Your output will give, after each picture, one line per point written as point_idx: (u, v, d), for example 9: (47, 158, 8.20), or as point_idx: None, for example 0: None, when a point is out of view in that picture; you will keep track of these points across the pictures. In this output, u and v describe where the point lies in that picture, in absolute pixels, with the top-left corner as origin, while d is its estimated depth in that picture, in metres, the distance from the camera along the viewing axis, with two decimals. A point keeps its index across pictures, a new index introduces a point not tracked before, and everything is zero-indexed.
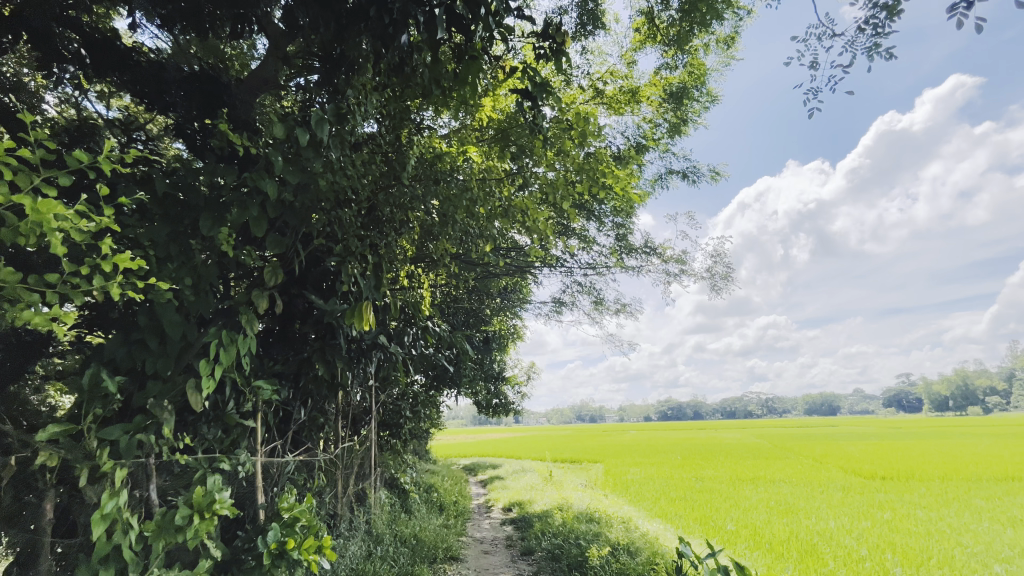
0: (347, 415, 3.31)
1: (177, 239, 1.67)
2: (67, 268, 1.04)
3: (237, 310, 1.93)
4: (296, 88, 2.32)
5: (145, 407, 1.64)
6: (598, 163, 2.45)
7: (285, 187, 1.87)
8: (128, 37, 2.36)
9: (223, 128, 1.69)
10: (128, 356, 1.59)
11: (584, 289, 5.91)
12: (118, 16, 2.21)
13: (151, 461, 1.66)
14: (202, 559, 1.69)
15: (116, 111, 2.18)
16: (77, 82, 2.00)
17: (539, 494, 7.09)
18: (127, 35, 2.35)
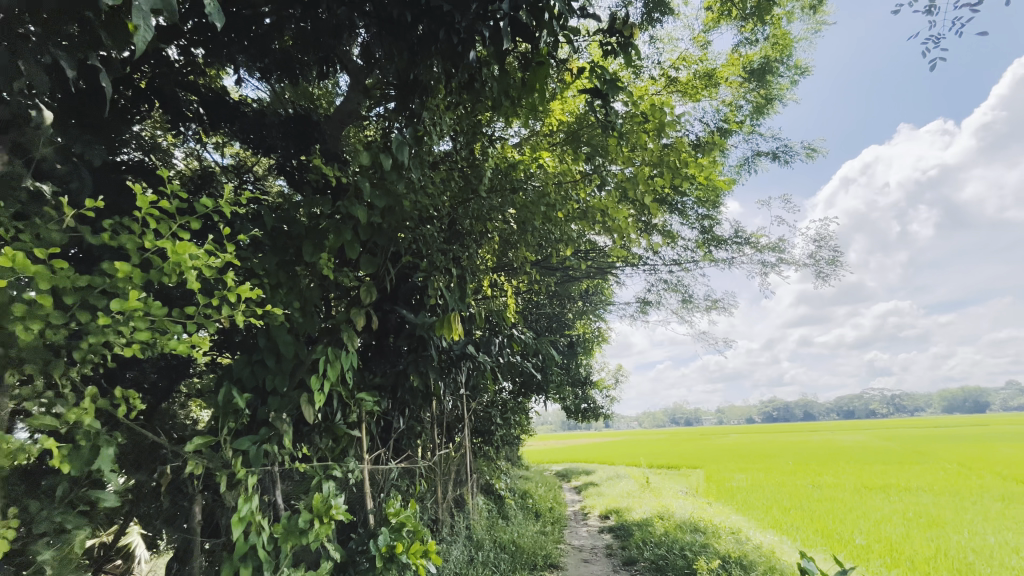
0: (442, 423, 3.44)
1: (285, 267, 1.84)
2: (201, 300, 1.18)
3: (339, 328, 2.08)
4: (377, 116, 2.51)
5: (268, 420, 1.83)
6: (678, 154, 2.34)
7: (373, 210, 2.00)
8: (235, 91, 2.67)
9: (317, 162, 1.84)
10: (252, 374, 1.77)
11: (670, 286, 5.65)
12: (226, 74, 2.50)
13: (276, 468, 1.83)
14: (324, 560, 1.83)
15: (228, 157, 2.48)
16: (198, 136, 2.31)
17: (637, 501, 6.84)
18: (234, 89, 2.67)
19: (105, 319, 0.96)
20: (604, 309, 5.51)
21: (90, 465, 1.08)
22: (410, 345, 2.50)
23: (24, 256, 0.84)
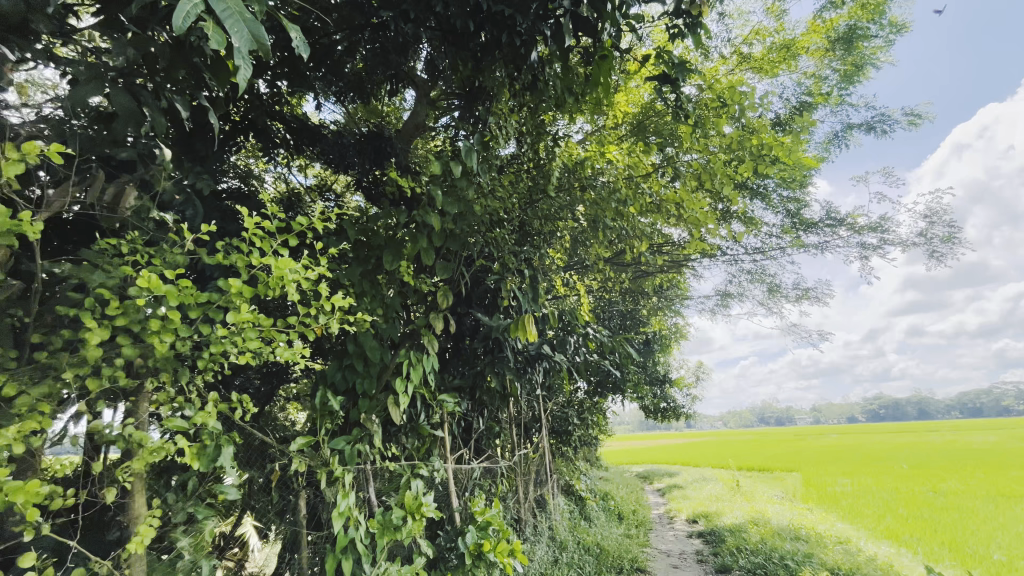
0: (520, 424, 3.46)
1: (368, 276, 1.95)
2: (299, 311, 1.28)
3: (419, 333, 2.17)
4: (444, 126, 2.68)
5: (360, 421, 1.94)
6: (758, 135, 2.19)
7: (446, 217, 2.06)
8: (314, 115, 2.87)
9: (392, 175, 1.93)
10: (343, 378, 1.89)
11: (754, 276, 5.29)
12: (306, 101, 2.70)
13: (368, 467, 1.94)
14: (416, 555, 1.91)
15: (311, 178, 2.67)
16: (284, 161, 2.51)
17: (727, 505, 6.47)
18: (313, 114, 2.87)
19: (221, 330, 1.07)
20: (681, 304, 5.28)
21: (214, 462, 1.20)
22: (486, 347, 2.55)
23: (154, 277, 0.95)
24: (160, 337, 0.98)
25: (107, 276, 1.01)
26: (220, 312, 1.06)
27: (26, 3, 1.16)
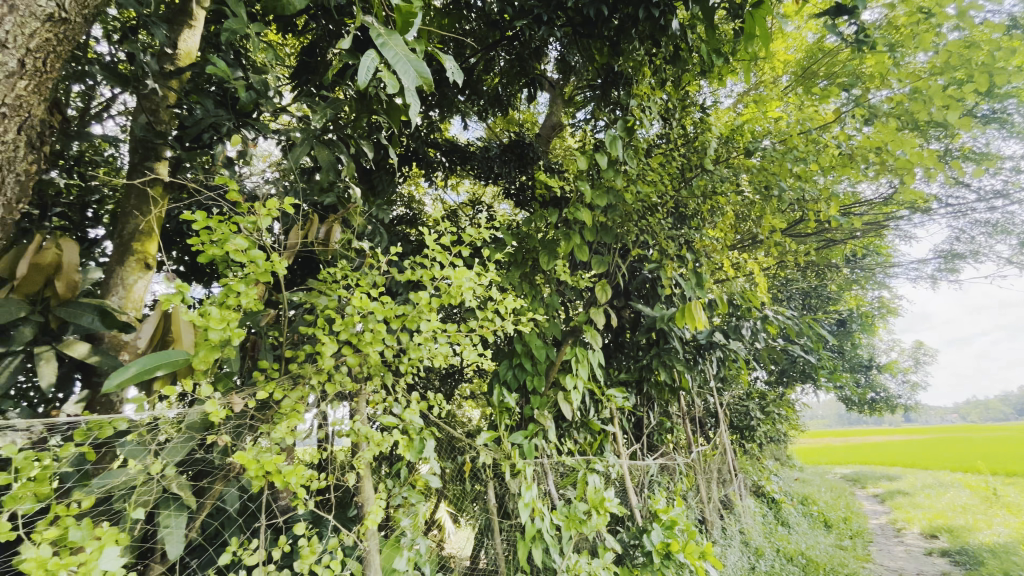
0: (694, 419, 3.25)
1: (527, 278, 2.03)
2: (479, 316, 1.38)
3: (581, 329, 2.18)
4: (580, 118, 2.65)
5: (534, 417, 2.03)
6: (989, 45, 1.70)
7: (596, 210, 2.04)
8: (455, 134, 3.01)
9: (541, 177, 1.99)
10: (515, 376, 2.00)
11: (993, 228, 4.13)
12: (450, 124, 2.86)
13: (547, 461, 2.01)
14: (602, 550, 1.91)
15: (463, 194, 2.89)
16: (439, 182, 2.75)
17: (981, 520, 5.14)
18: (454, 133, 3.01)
19: (417, 338, 1.21)
20: (885, 273, 4.38)
21: (421, 453, 1.36)
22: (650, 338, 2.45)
23: (362, 297, 1.12)
24: (372, 347, 1.16)
25: (329, 299, 1.23)
26: (414, 322, 1.20)
27: (256, 93, 1.53)
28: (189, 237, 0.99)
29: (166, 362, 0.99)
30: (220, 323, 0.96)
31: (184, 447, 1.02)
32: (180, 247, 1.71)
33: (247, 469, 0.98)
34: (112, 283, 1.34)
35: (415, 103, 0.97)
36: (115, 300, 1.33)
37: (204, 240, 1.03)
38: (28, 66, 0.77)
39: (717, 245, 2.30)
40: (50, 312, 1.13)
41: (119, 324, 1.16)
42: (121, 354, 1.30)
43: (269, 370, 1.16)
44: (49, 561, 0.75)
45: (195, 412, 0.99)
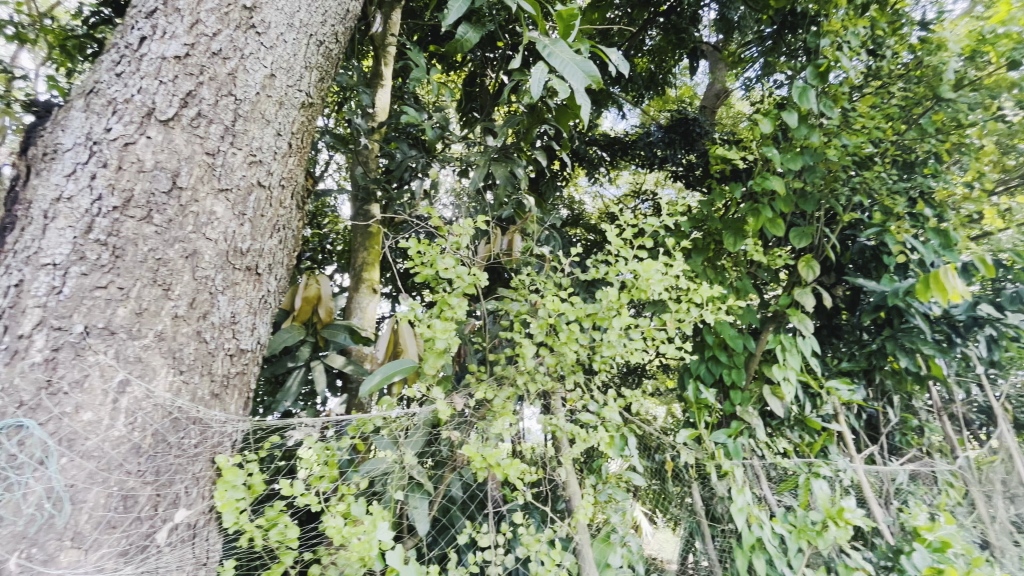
0: (957, 416, 2.56)
1: (711, 263, 1.88)
2: (671, 308, 1.32)
3: (784, 314, 1.92)
4: (745, 88, 2.36)
5: (738, 413, 1.85)
6: None
7: (789, 177, 1.79)
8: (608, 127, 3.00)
9: (717, 152, 1.82)
10: (709, 370, 1.86)
11: None
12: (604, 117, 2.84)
13: (760, 463, 1.80)
14: (843, 570, 1.62)
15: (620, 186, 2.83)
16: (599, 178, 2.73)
17: None
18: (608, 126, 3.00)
19: (609, 335, 1.21)
20: None
21: (622, 451, 1.34)
22: (879, 318, 2.03)
23: (554, 300, 1.18)
24: (568, 346, 1.20)
25: (521, 304, 1.32)
26: (605, 319, 1.21)
27: (439, 129, 1.73)
28: (409, 260, 1.18)
29: (400, 368, 1.19)
30: (442, 332, 1.10)
31: (422, 441, 1.19)
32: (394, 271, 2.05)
33: (473, 461, 1.11)
34: (353, 308, 1.66)
35: (586, 103, 0.99)
36: (356, 320, 1.64)
37: (418, 262, 1.21)
38: (294, 144, 1.00)
39: (970, 191, 1.79)
40: (318, 332, 1.45)
41: (362, 339, 1.43)
42: (365, 364, 1.59)
43: (479, 374, 1.30)
44: (343, 530, 0.97)
45: (427, 411, 1.15)
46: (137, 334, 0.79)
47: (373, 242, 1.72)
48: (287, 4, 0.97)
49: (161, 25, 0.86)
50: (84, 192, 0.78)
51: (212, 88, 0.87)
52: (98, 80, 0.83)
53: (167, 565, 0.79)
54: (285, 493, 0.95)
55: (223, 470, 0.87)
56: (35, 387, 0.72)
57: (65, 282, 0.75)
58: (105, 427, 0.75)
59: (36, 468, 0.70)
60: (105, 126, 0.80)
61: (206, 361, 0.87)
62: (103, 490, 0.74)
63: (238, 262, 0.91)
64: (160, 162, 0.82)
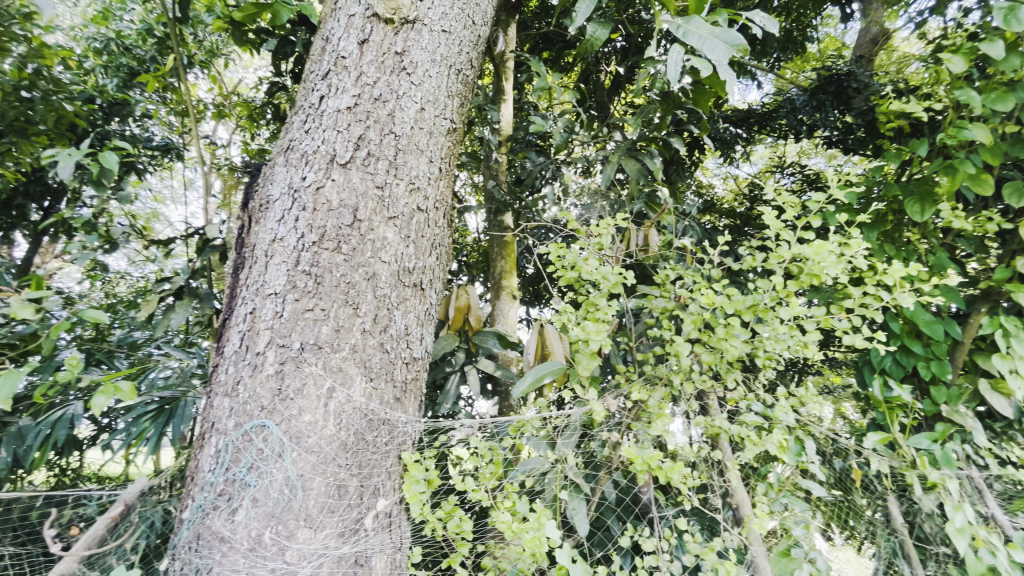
0: None
1: (891, 238, 1.60)
2: (848, 294, 1.15)
3: (1001, 289, 1.55)
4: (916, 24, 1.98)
5: (945, 414, 1.53)
6: None
7: (996, 121, 1.45)
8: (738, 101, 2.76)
9: (888, 106, 1.55)
10: (898, 362, 1.58)
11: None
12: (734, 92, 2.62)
13: (984, 475, 1.46)
14: None
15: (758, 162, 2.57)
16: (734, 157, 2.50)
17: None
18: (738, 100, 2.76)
19: (775, 328, 1.10)
20: None
21: (798, 457, 1.20)
22: None
23: (708, 294, 1.11)
24: (729, 341, 1.11)
25: (667, 300, 1.26)
26: (768, 311, 1.10)
27: (563, 133, 1.75)
28: (551, 266, 1.21)
29: (549, 370, 1.23)
30: (596, 334, 1.11)
31: (576, 441, 1.20)
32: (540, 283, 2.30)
33: (634, 464, 1.08)
34: (496, 314, 1.76)
35: (732, 76, 0.93)
36: (500, 326, 1.72)
37: (561, 266, 1.23)
38: (444, 168, 1.09)
39: None
40: (469, 339, 1.55)
41: (511, 344, 1.50)
42: (511, 367, 1.67)
43: (629, 374, 1.27)
44: (513, 525, 1.03)
45: (581, 412, 1.16)
46: (337, 347, 0.92)
47: (509, 251, 1.80)
48: (430, 42, 1.07)
49: (334, 83, 1.00)
50: (291, 232, 0.94)
51: (377, 130, 0.99)
52: (293, 138, 0.99)
53: (373, 547, 0.91)
54: (460, 488, 1.04)
55: (409, 465, 0.98)
56: (271, 394, 0.88)
57: (285, 307, 0.91)
58: (321, 427, 0.89)
59: (277, 460, 0.86)
60: (302, 175, 0.96)
61: (389, 369, 0.98)
62: (323, 480, 0.88)
63: (407, 280, 1.02)
64: (344, 200, 0.96)
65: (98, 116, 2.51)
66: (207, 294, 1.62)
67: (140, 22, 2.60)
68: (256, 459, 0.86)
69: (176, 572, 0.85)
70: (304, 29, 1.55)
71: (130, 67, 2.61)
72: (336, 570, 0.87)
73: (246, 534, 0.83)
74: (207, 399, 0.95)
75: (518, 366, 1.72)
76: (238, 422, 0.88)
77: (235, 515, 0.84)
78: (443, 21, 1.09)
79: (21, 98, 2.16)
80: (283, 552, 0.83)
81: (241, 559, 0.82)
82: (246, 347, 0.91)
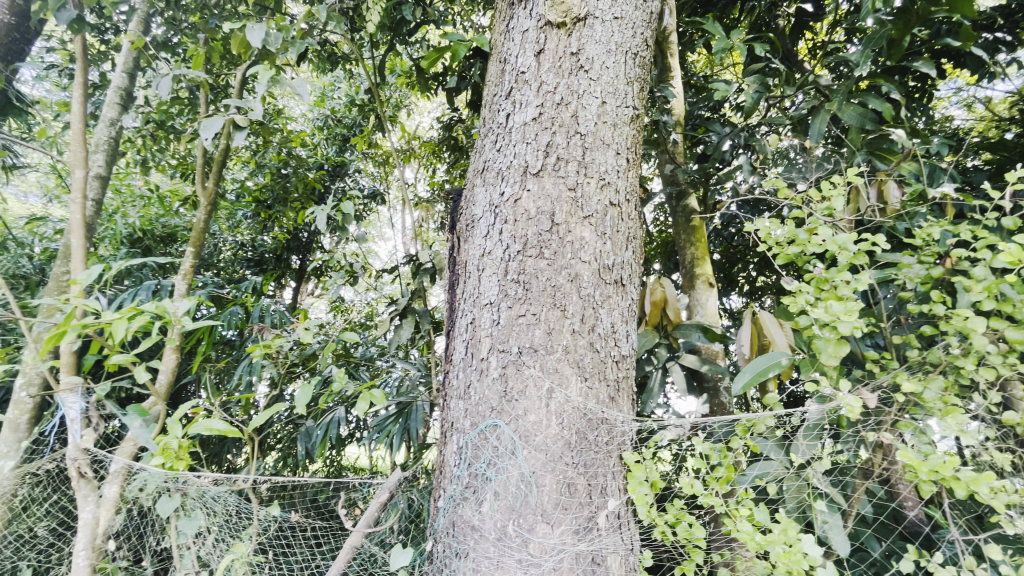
0: None
1: None
2: None
3: None
4: None
5: None
6: None
7: None
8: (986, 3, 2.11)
9: None
10: None
11: None
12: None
13: None
14: None
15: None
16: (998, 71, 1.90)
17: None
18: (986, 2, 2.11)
19: None
20: None
21: None
22: None
23: (1009, 251, 0.84)
24: None
25: (933, 268, 1.00)
26: None
27: (753, 96, 1.55)
28: (763, 244, 1.08)
29: (775, 361, 1.07)
30: (847, 315, 0.91)
31: (822, 444, 1.03)
32: (751, 257, 2.13)
33: (916, 473, 0.87)
34: (693, 305, 1.64)
35: None
36: (699, 318, 1.61)
37: (780, 243, 1.07)
38: (630, 158, 1.06)
39: None
40: (669, 334, 1.48)
41: (718, 335, 1.38)
42: (718, 361, 1.55)
43: (884, 362, 1.04)
44: (756, 536, 0.92)
45: (826, 410, 0.98)
46: (551, 349, 0.95)
47: (698, 236, 1.70)
48: (603, 33, 1.05)
49: (518, 98, 1.05)
50: (498, 245, 1.01)
51: (563, 134, 1.01)
52: (487, 159, 1.07)
53: (608, 547, 0.91)
54: (687, 491, 0.98)
55: (631, 466, 0.97)
56: (498, 396, 0.95)
57: (500, 314, 0.98)
58: (545, 426, 0.93)
59: (511, 457, 0.92)
60: (500, 191, 1.02)
61: (602, 368, 0.98)
62: (554, 477, 0.91)
63: (608, 277, 1.01)
64: (541, 208, 0.99)
65: (327, 178, 3.15)
66: (423, 311, 1.86)
67: (345, 96, 3.17)
68: (493, 456, 0.93)
69: (439, 553, 0.96)
70: (476, 60, 1.69)
71: (343, 134, 3.22)
72: (576, 566, 0.88)
73: (492, 525, 0.91)
74: (443, 402, 1.07)
75: (724, 360, 1.59)
76: (473, 422, 0.97)
77: (482, 506, 0.92)
78: (614, 8, 1.07)
79: (281, 175, 2.82)
80: (527, 544, 0.88)
81: (492, 547, 0.89)
82: (471, 353, 1.00)
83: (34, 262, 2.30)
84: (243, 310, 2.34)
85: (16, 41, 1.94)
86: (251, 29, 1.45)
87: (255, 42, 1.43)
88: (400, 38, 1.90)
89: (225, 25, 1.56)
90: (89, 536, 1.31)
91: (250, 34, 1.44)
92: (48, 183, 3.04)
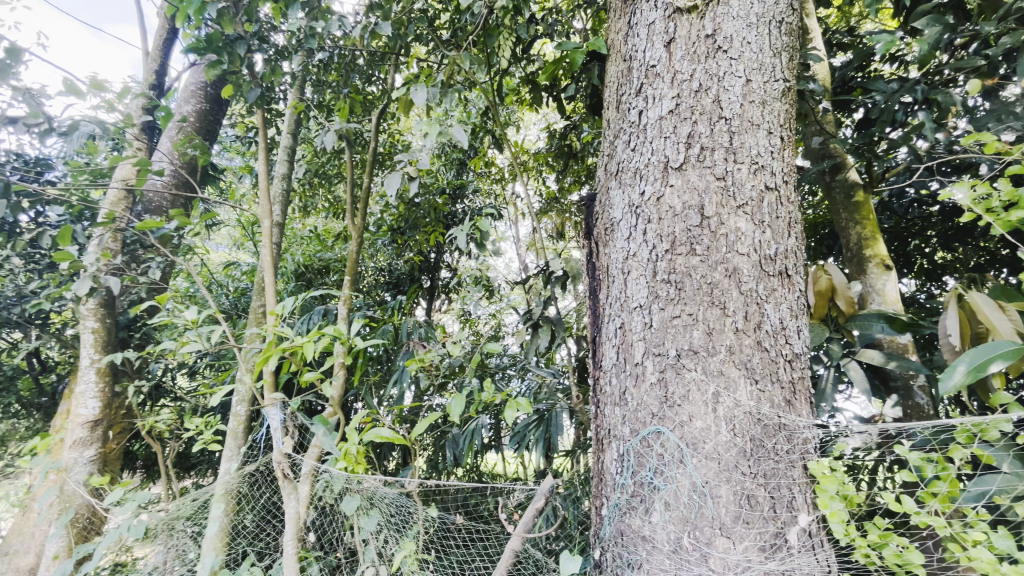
0: None
1: None
2: None
3: None
4: None
5: None
6: None
7: None
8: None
9: None
10: None
11: None
12: None
13: None
14: None
15: None
16: None
17: None
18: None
19: None
20: None
21: None
22: None
23: None
24: None
25: None
26: None
27: (931, 40, 1.31)
28: (972, 214, 0.90)
29: (1003, 352, 0.88)
30: None
31: None
32: (932, 232, 1.90)
33: None
34: (867, 293, 1.44)
35: None
36: (875, 306, 1.41)
37: (996, 208, 0.89)
38: (784, 137, 0.98)
39: None
40: (842, 327, 1.31)
41: (908, 325, 1.19)
42: (908, 355, 1.35)
43: None
44: (1002, 567, 0.75)
45: None
46: (714, 351, 0.89)
47: (866, 213, 1.52)
48: (740, 9, 0.99)
49: (650, 93, 1.01)
50: (643, 246, 0.98)
51: (706, 122, 0.95)
52: (621, 159, 1.05)
53: (802, 568, 0.82)
54: (895, 507, 0.83)
55: (820, 477, 0.86)
56: (658, 401, 0.92)
57: (653, 317, 0.95)
58: (715, 433, 0.87)
59: (680, 466, 0.88)
60: (640, 191, 0.99)
61: (773, 369, 0.89)
62: (730, 488, 0.85)
63: (771, 268, 0.92)
64: (687, 202, 0.94)
65: (450, 201, 3.37)
66: (556, 319, 1.88)
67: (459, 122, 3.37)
68: (659, 464, 0.89)
69: (608, 563, 0.94)
70: (592, 63, 1.67)
71: (461, 158, 3.43)
72: None
73: (666, 536, 0.87)
74: (596, 408, 1.06)
75: (916, 354, 1.36)
76: (633, 429, 0.94)
77: (651, 516, 0.89)
78: None
79: (412, 204, 3.08)
80: (707, 559, 0.83)
81: (667, 560, 0.86)
82: (624, 359, 0.98)
83: (231, 299, 2.81)
84: (391, 327, 2.59)
85: (211, 122, 2.40)
86: (416, 91, 1.63)
87: (420, 102, 1.62)
88: (512, 58, 1.97)
89: (392, 91, 1.75)
90: (295, 529, 1.50)
91: (415, 95, 1.62)
92: (235, 233, 3.69)
